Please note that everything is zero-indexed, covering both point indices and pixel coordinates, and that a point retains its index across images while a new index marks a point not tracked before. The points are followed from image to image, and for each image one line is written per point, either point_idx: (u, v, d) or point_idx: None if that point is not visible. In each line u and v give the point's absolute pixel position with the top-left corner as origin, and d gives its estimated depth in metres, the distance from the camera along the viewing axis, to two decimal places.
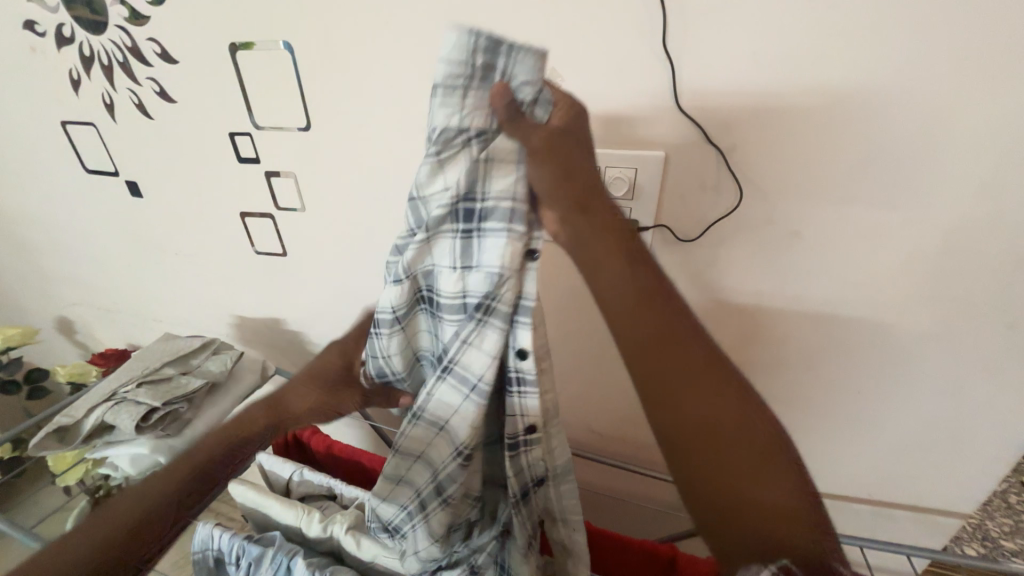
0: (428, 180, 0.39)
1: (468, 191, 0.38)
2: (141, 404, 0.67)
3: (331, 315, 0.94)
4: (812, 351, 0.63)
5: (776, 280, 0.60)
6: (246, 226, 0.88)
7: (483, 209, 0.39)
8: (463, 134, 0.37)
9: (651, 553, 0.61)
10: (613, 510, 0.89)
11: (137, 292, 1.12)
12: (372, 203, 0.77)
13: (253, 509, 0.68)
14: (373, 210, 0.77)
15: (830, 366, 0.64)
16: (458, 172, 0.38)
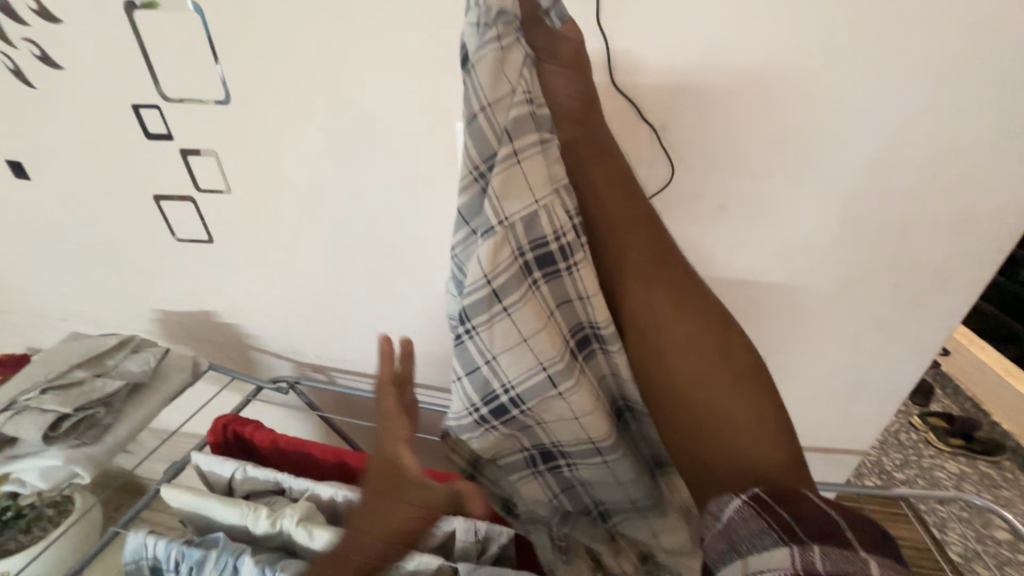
0: (491, 86, 0.36)
1: (532, 93, 0.38)
2: (49, 411, 0.60)
3: (270, 305, 0.89)
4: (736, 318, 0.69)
5: (706, 252, 0.64)
6: (162, 211, 0.80)
7: (541, 116, 0.39)
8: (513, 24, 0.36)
9: None
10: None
11: (35, 288, 0.99)
12: (307, 183, 0.73)
13: (192, 512, 0.64)
14: (309, 191, 0.73)
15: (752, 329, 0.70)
16: (516, 69, 0.37)
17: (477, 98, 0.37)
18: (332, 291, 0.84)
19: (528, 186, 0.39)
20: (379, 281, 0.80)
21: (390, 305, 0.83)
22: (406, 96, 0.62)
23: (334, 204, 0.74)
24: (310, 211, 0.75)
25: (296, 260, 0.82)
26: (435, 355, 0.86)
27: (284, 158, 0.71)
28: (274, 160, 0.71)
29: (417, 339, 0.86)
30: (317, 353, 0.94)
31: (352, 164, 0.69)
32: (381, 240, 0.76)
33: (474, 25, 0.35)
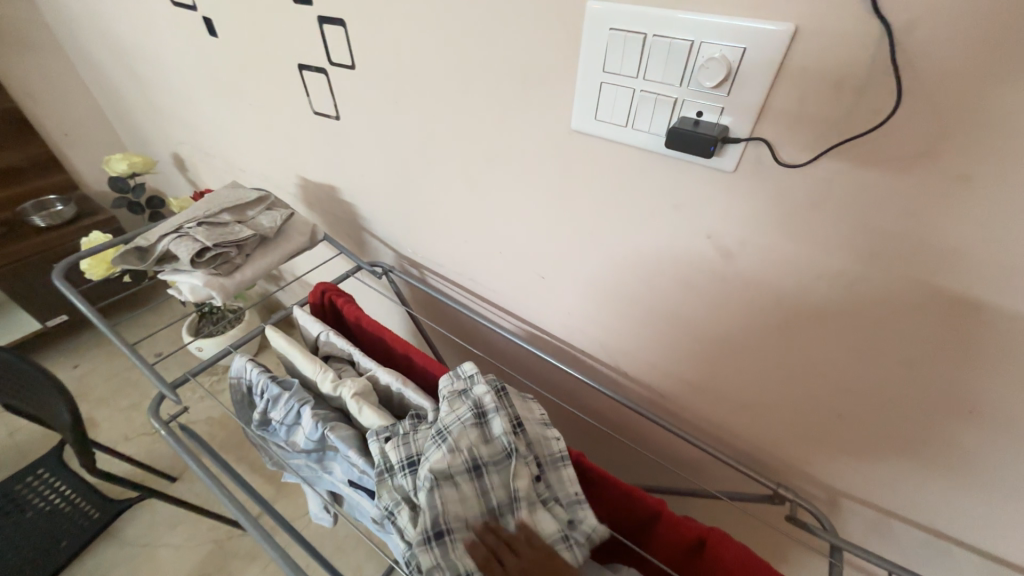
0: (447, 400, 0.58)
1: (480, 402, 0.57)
2: (198, 241, 0.73)
3: (379, 191, 0.93)
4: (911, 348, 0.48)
5: (903, 241, 0.43)
6: (303, 81, 0.84)
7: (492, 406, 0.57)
8: (464, 377, 0.60)
9: (648, 512, 0.57)
10: (617, 443, 0.88)
11: (226, 140, 1.20)
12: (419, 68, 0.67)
13: (284, 356, 0.75)
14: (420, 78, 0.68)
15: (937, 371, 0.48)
16: (452, 387, 0.60)
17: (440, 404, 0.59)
18: (433, 190, 0.82)
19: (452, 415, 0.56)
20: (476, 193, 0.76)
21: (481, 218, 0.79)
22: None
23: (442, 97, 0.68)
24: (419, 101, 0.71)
25: (403, 153, 0.81)
26: (515, 279, 0.82)
27: (401, 38, 0.66)
28: (393, 37, 0.67)
29: (501, 260, 0.82)
30: (413, 247, 0.97)
31: (464, 49, 0.61)
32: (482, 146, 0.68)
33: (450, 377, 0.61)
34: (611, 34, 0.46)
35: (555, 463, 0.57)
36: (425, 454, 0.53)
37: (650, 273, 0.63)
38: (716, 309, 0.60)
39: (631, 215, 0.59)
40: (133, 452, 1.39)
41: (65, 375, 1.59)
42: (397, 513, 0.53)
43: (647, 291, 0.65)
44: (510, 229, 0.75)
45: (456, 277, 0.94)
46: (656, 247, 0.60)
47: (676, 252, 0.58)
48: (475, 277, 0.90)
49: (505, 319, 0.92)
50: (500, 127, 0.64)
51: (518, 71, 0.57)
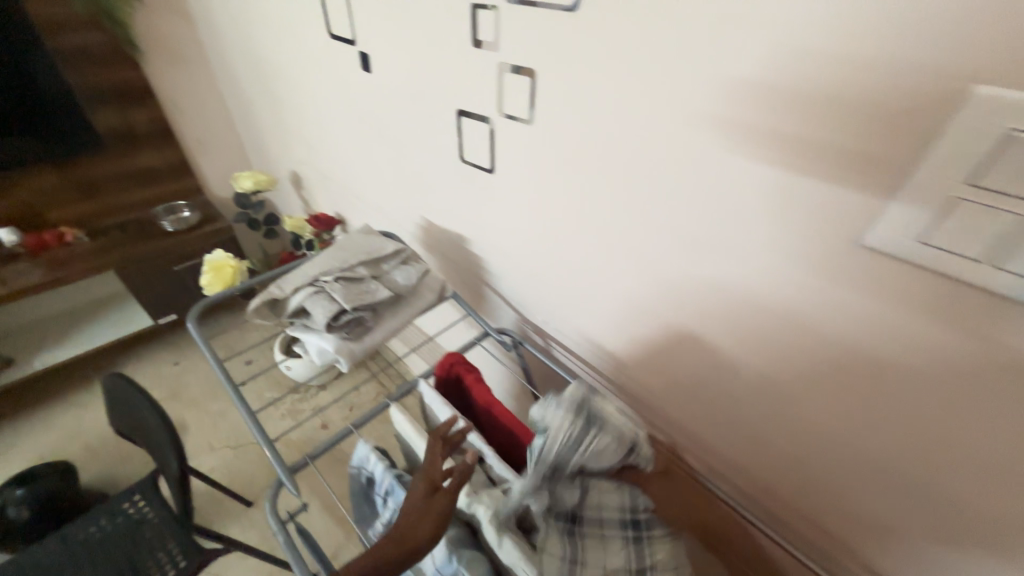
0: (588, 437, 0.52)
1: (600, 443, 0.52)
2: (336, 302, 0.65)
3: (518, 251, 0.82)
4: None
5: None
6: (459, 127, 0.76)
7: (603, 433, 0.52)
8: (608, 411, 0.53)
9: None
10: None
11: (350, 167, 1.17)
12: (620, 138, 0.55)
13: (406, 442, 0.65)
14: (618, 148, 0.56)
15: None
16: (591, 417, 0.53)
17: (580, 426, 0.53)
18: (591, 264, 0.69)
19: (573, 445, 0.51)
20: (653, 284, 0.62)
21: (650, 313, 0.65)
22: (880, 13, 0.34)
23: (643, 173, 0.55)
24: (605, 173, 0.59)
25: (563, 223, 0.70)
26: (677, 385, 0.68)
27: (603, 98, 0.54)
28: (593, 97, 0.55)
29: (664, 360, 0.67)
30: (542, 317, 0.85)
31: (699, 122, 0.47)
32: (684, 236, 0.54)
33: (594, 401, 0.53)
34: (1009, 136, 0.31)
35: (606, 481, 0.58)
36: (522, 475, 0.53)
37: (926, 442, 0.45)
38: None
39: (922, 366, 0.42)
40: (213, 465, 1.39)
41: (165, 370, 1.65)
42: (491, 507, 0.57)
43: (904, 459, 0.48)
44: (694, 331, 0.61)
45: (591, 360, 0.81)
46: (955, 414, 0.42)
47: (991, 430, 0.40)
48: (617, 368, 0.76)
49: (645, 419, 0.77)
50: (723, 222, 0.50)
51: (784, 159, 0.43)
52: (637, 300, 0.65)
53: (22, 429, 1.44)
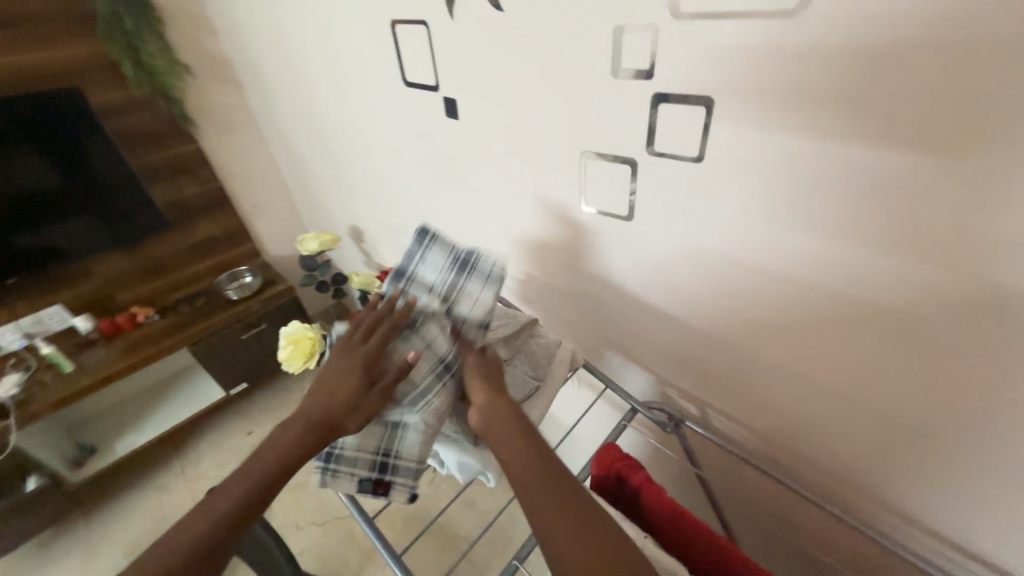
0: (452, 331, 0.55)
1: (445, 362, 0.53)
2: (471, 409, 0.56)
3: (660, 309, 0.67)
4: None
5: None
6: (582, 172, 0.63)
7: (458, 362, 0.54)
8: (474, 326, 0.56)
9: None
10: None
11: (422, 220, 1.08)
12: (868, 176, 0.40)
13: None
14: (884, 201, 0.40)
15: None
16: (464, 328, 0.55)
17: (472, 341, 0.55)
18: (787, 330, 0.54)
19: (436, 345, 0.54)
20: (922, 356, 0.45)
21: (912, 392, 0.48)
22: None
23: (921, 237, 0.40)
24: (852, 230, 0.43)
25: (747, 281, 0.54)
26: (931, 477, 0.51)
27: (853, 134, 0.39)
28: (837, 137, 0.40)
29: (911, 449, 0.51)
30: (698, 380, 0.70)
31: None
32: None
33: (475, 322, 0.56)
34: None
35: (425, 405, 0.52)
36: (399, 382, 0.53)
37: None
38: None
39: None
40: (301, 546, 1.30)
41: (241, 442, 1.59)
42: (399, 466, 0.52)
43: None
44: (989, 421, 0.44)
45: (774, 434, 0.65)
46: None
47: None
48: (811, 449, 0.61)
49: (874, 508, 0.60)
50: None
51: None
52: (886, 373, 0.49)
53: (111, 517, 1.40)
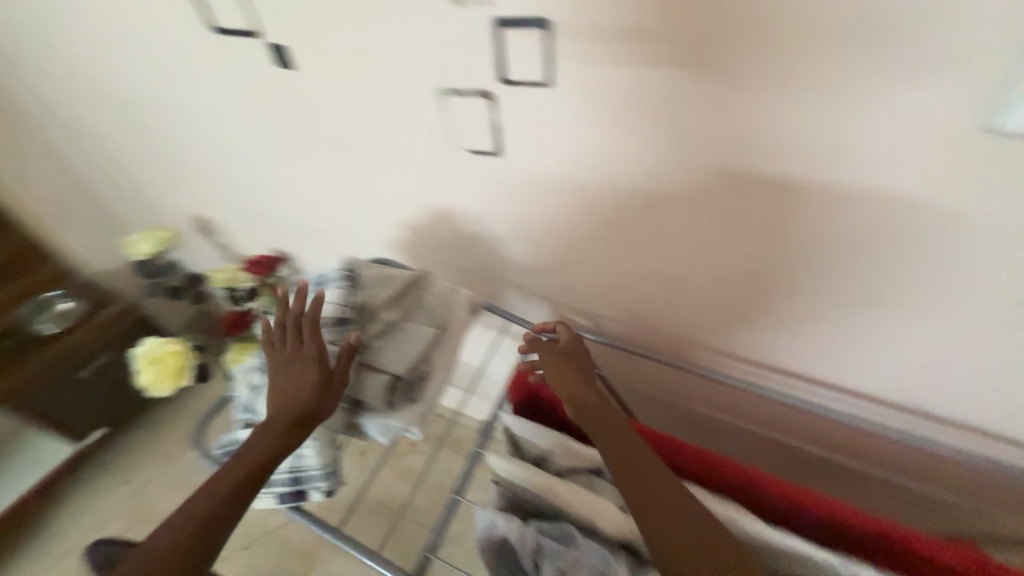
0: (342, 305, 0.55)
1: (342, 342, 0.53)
2: (383, 370, 0.53)
3: (543, 235, 0.71)
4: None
5: None
6: (443, 111, 0.61)
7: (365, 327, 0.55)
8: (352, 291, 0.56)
9: None
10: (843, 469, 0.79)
11: (277, 193, 0.95)
12: (685, 78, 0.46)
13: (520, 485, 0.56)
14: (694, 107, 0.48)
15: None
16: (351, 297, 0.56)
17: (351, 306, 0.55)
18: (648, 230, 0.62)
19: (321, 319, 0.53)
20: (744, 225, 0.55)
21: (742, 258, 0.59)
22: None
23: (726, 128, 0.48)
24: (676, 137, 0.51)
25: (613, 196, 0.60)
26: (752, 322, 0.67)
27: (664, 50, 0.45)
28: (657, 48, 0.46)
29: (742, 306, 0.65)
30: (583, 297, 0.78)
31: (806, 56, 0.41)
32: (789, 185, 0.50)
33: (351, 285, 0.56)
34: None
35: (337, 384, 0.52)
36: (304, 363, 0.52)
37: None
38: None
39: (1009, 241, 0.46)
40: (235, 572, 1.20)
41: (120, 495, 1.35)
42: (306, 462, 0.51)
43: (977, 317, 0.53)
44: (783, 269, 0.58)
45: (652, 321, 0.74)
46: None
47: None
48: (679, 326, 0.73)
49: (727, 359, 0.74)
50: (835, 154, 0.46)
51: (916, 73, 0.39)
52: (723, 245, 0.59)
53: None
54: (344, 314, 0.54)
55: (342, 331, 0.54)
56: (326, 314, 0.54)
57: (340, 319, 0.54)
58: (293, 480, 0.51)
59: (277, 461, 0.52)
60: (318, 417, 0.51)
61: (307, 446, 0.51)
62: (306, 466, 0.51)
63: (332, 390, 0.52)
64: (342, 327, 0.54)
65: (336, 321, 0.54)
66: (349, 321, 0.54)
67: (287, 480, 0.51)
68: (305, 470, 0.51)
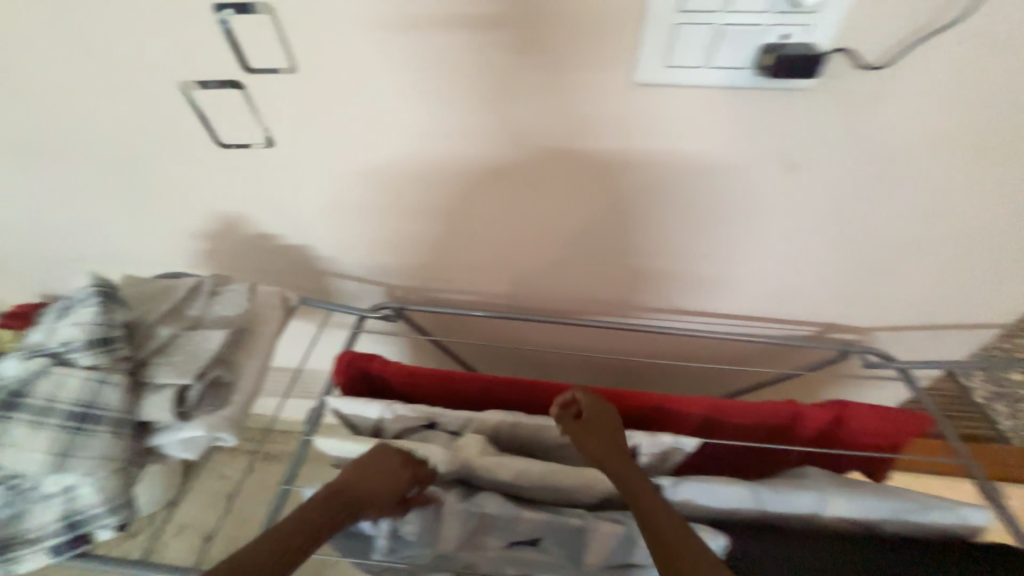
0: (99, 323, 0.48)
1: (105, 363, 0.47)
2: (167, 383, 0.49)
3: (346, 221, 0.72)
4: (955, 190, 0.58)
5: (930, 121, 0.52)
6: (195, 105, 0.59)
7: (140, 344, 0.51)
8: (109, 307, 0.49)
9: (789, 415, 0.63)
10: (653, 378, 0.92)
11: (22, 227, 0.79)
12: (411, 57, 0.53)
13: (352, 458, 0.58)
14: (517, 92, 0.54)
15: (979, 196, 0.59)
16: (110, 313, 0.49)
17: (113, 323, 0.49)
18: (438, 199, 0.67)
19: (71, 344, 0.46)
20: (586, 194, 0.64)
21: (593, 224, 0.67)
22: None
23: (459, 96, 0.56)
24: (512, 120, 0.57)
25: (407, 172, 0.64)
26: (551, 268, 0.74)
27: (438, 39, 0.52)
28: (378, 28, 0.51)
29: (535, 257, 0.73)
30: (406, 275, 0.80)
31: (492, 28, 0.50)
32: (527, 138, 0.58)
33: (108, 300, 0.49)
34: None
35: (107, 410, 0.46)
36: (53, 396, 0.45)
37: (714, 207, 0.63)
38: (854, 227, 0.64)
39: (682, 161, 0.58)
40: None
41: None
42: (83, 505, 0.45)
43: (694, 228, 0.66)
44: (553, 215, 0.66)
45: (533, 297, 0.80)
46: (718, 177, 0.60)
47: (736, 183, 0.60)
48: (495, 286, 0.79)
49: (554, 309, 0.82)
50: (547, 104, 0.55)
51: (572, 36, 0.50)
52: (575, 214, 0.66)
53: None
54: (104, 332, 0.48)
55: (105, 351, 0.47)
56: (77, 335, 0.47)
57: (101, 338, 0.47)
58: (68, 529, 0.44)
59: (40, 516, 0.45)
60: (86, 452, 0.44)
61: (80, 487, 0.45)
62: (83, 509, 0.45)
63: (99, 419, 0.45)
64: (105, 346, 0.47)
65: (92, 342, 0.47)
66: (114, 337, 0.48)
67: (60, 532, 0.44)
68: (83, 513, 0.45)
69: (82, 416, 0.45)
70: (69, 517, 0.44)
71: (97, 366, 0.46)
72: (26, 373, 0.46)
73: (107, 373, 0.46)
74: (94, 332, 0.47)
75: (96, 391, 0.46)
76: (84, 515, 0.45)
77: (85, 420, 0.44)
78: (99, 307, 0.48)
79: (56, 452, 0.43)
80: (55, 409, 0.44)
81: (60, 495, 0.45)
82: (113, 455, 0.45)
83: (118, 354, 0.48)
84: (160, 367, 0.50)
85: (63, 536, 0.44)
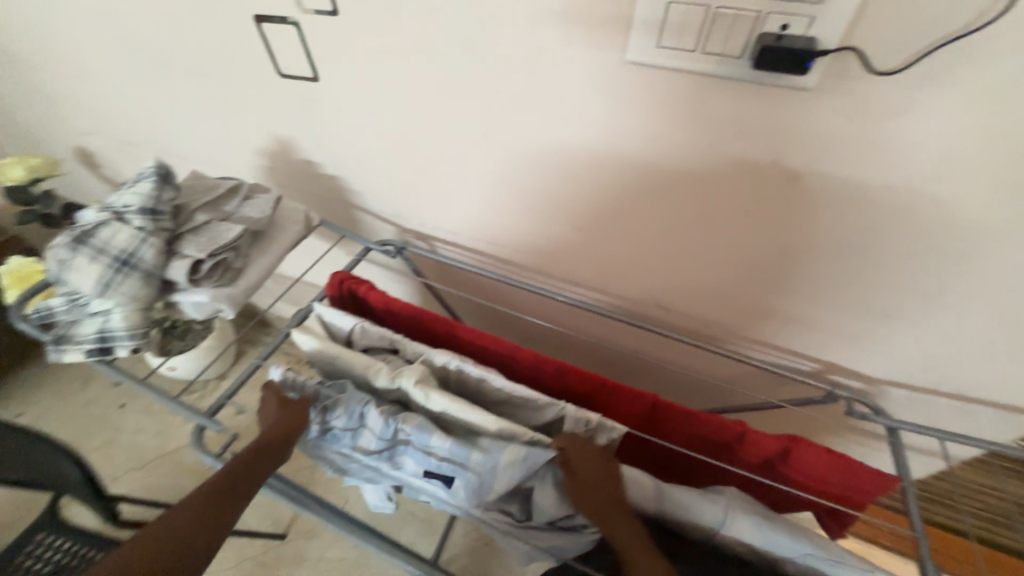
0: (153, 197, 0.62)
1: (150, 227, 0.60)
2: (188, 255, 0.61)
3: (371, 159, 0.80)
4: (987, 236, 0.51)
5: (955, 147, 0.46)
6: (262, 35, 0.70)
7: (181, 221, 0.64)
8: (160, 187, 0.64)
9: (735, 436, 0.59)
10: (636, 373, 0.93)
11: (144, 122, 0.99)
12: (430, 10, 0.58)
13: (318, 356, 0.67)
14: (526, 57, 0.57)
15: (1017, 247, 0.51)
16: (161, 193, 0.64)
17: (162, 200, 0.63)
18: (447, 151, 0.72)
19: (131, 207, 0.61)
20: (721, 212, 0.62)
21: (716, 243, 0.65)
22: None
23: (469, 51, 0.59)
24: (588, 107, 0.58)
25: (423, 121, 0.70)
26: (548, 237, 0.77)
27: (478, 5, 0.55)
28: None
29: (534, 220, 0.76)
30: (417, 218, 0.87)
31: None
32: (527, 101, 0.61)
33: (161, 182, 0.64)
34: None
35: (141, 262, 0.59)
36: (110, 243, 0.59)
37: (709, 204, 0.61)
38: (869, 257, 0.58)
39: (678, 149, 0.58)
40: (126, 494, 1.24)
41: None
42: (114, 327, 0.59)
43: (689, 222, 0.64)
44: (551, 183, 0.69)
45: (646, 305, 0.79)
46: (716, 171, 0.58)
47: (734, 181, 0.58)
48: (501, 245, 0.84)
49: (548, 280, 0.85)
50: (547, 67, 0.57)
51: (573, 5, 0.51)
52: (702, 229, 0.65)
53: None
54: (153, 204, 0.62)
55: (150, 219, 0.61)
56: (136, 202, 0.61)
57: (151, 209, 0.61)
58: (102, 341, 0.59)
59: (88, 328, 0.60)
60: (121, 288, 0.58)
61: (114, 313, 0.59)
62: (113, 330, 0.59)
63: (135, 267, 0.59)
64: (152, 215, 0.61)
65: (144, 209, 0.61)
66: (160, 210, 0.62)
67: (96, 342, 0.59)
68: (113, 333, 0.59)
69: (125, 262, 0.59)
70: (103, 333, 0.59)
71: (142, 228, 0.60)
72: (98, 222, 0.62)
73: (146, 235, 0.60)
74: (146, 203, 0.61)
75: (137, 246, 0.59)
76: (113, 334, 0.59)
77: (125, 265, 0.58)
78: (155, 185, 0.63)
79: (101, 283, 0.58)
80: (107, 251, 0.59)
81: (103, 316, 0.60)
82: (139, 296, 0.59)
83: (160, 223, 0.62)
84: (186, 242, 0.62)
85: (98, 345, 0.59)
